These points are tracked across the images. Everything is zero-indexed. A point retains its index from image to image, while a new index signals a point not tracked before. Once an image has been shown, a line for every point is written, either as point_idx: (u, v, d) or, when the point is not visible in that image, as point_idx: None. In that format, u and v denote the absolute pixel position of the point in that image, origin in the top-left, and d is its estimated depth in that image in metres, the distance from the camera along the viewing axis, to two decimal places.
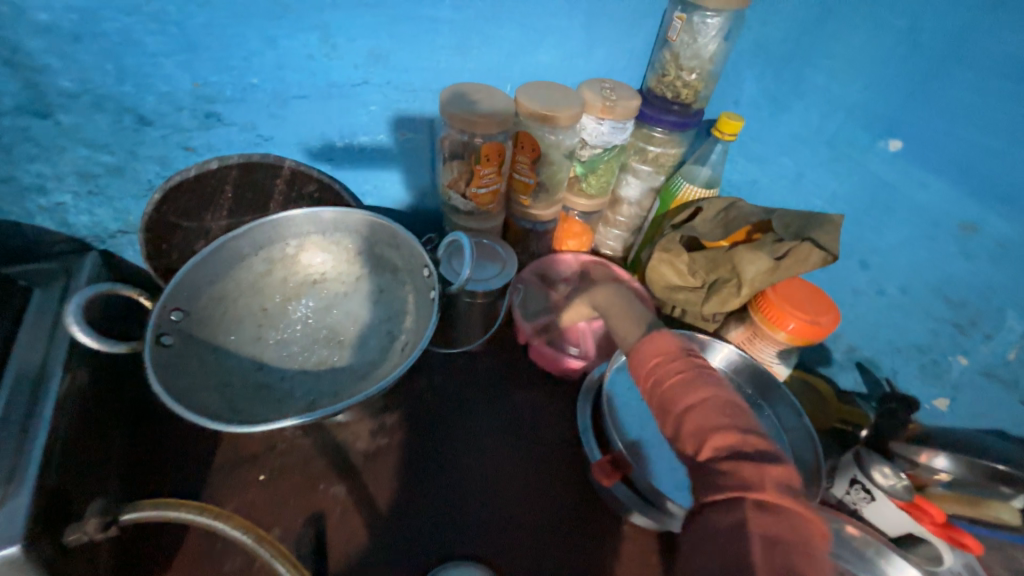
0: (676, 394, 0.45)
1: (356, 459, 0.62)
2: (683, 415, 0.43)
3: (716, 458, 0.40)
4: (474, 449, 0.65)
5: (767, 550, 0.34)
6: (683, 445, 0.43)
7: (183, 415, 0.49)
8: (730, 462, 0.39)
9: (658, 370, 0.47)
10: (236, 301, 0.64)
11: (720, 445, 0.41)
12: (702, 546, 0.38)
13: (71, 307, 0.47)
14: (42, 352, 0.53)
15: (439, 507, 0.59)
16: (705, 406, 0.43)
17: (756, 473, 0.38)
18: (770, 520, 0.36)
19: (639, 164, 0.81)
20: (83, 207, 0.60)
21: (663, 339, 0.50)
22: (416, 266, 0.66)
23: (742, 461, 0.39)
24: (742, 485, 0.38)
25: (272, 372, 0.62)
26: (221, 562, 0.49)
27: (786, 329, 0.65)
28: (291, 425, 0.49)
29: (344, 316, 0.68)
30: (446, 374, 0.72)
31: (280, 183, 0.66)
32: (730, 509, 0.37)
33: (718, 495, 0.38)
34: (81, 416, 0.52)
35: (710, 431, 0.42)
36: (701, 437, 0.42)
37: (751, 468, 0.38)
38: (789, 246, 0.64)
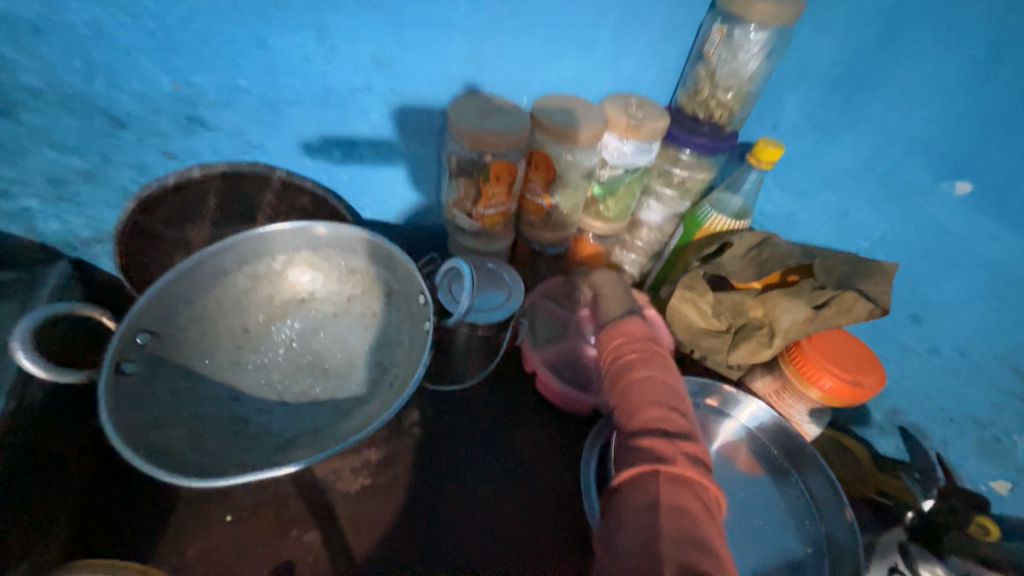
0: (625, 369, 0.54)
1: (334, 502, 0.56)
2: (627, 388, 0.52)
3: (641, 427, 0.48)
4: (463, 499, 0.59)
5: (671, 515, 0.41)
6: (623, 415, 0.51)
7: (131, 459, 0.43)
8: (648, 437, 0.47)
9: (618, 346, 0.56)
10: (215, 322, 0.59)
11: (646, 419, 0.49)
12: (623, 517, 0.43)
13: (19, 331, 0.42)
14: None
15: (423, 562, 0.53)
16: (648, 382, 0.52)
17: (669, 450, 0.45)
18: (672, 490, 0.43)
19: (662, 188, 0.74)
20: (53, 212, 0.56)
21: (637, 321, 0.58)
22: (411, 292, 0.60)
23: (658, 437, 0.47)
24: (658, 460, 0.45)
25: (248, 403, 0.56)
26: None
27: (820, 387, 0.57)
28: (261, 476, 0.44)
29: (332, 341, 0.63)
30: (440, 408, 0.66)
31: (269, 195, 0.61)
32: (644, 482, 0.44)
33: (634, 470, 0.45)
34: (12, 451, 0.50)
35: (647, 405, 0.50)
36: (635, 411, 0.50)
37: (665, 445, 0.46)
38: (830, 296, 0.56)
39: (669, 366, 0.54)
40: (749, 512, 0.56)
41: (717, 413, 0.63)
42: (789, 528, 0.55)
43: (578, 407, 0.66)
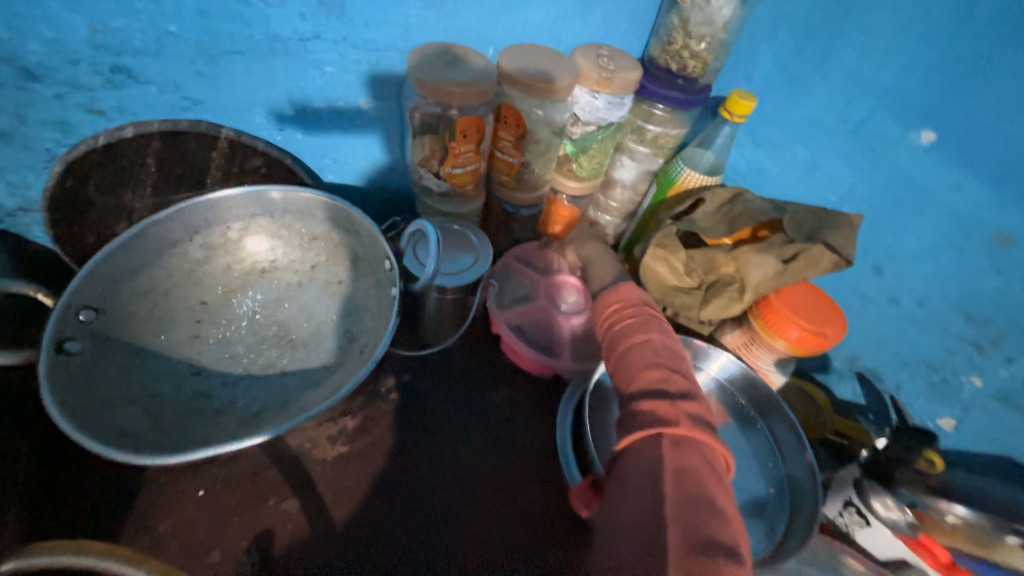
0: (624, 335, 0.54)
1: (312, 470, 0.56)
2: (628, 353, 0.52)
3: (642, 391, 0.48)
4: (443, 460, 0.59)
5: (675, 476, 0.40)
6: (624, 380, 0.51)
7: (82, 442, 0.42)
8: (650, 400, 0.47)
9: (615, 313, 0.57)
10: (167, 295, 0.56)
11: (647, 382, 0.49)
12: (624, 482, 0.42)
13: None
14: None
15: (404, 524, 0.54)
16: (648, 348, 0.52)
17: (673, 413, 0.45)
18: (675, 452, 0.42)
19: (636, 144, 0.72)
20: None
21: (632, 290, 0.59)
22: (378, 257, 0.58)
23: (661, 399, 0.46)
24: (660, 422, 0.44)
25: (211, 377, 0.54)
26: None
27: (785, 339, 0.59)
28: (220, 453, 0.42)
29: (297, 311, 0.61)
30: (416, 372, 0.66)
31: (217, 158, 0.56)
32: (649, 446, 0.43)
33: (637, 433, 0.44)
34: None
35: (648, 369, 0.50)
36: (636, 376, 0.50)
37: (669, 407, 0.45)
38: (799, 249, 0.57)
39: (667, 332, 0.54)
40: None
41: None
42: (754, 471, 0.58)
43: (539, 369, 0.67)
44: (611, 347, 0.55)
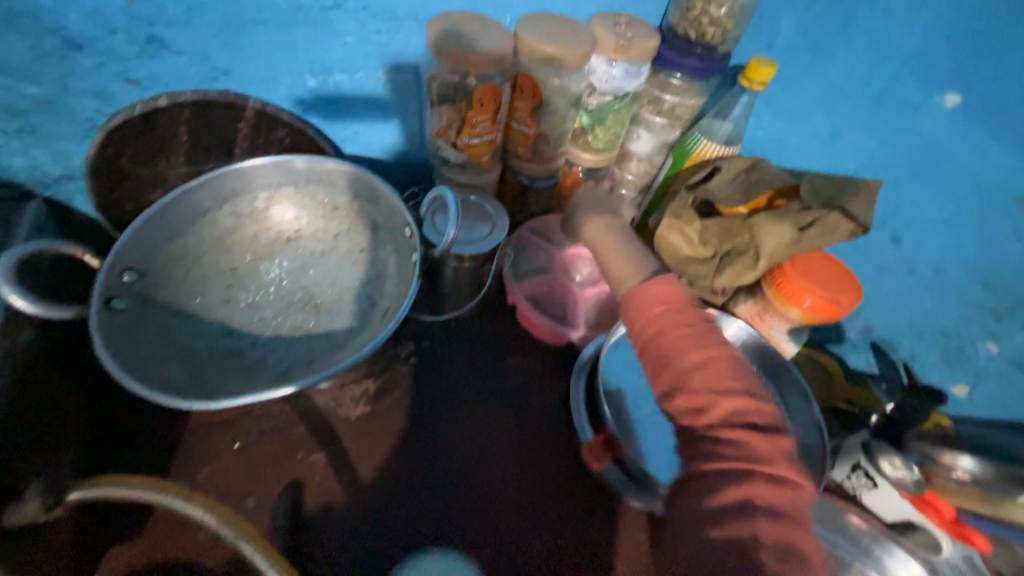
0: (679, 348, 0.45)
1: (337, 428, 0.59)
2: (689, 380, 0.43)
3: (721, 419, 0.41)
4: (459, 422, 0.62)
5: (770, 524, 0.35)
6: (690, 414, 0.42)
7: (128, 386, 0.45)
8: (734, 429, 0.40)
9: (659, 319, 0.47)
10: (200, 260, 0.59)
11: (725, 408, 0.41)
12: (699, 513, 0.37)
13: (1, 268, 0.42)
14: None
15: (423, 479, 0.57)
16: (702, 361, 0.43)
17: (764, 448, 0.39)
18: (776, 492, 0.37)
19: (652, 115, 0.72)
20: (16, 146, 0.52)
21: (669, 288, 0.50)
22: (397, 224, 0.61)
23: (751, 432, 0.40)
24: (748, 457, 0.38)
25: (242, 337, 0.57)
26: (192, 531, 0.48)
27: (799, 306, 0.59)
28: (257, 400, 0.46)
29: (321, 278, 0.63)
30: (433, 339, 0.68)
31: (244, 128, 0.58)
32: (736, 485, 0.37)
33: (724, 466, 0.38)
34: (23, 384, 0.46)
35: (721, 396, 0.42)
36: (705, 407, 0.41)
37: (761, 442, 0.39)
38: (815, 218, 0.57)
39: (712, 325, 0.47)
40: None
41: None
42: None
43: (553, 337, 0.69)
44: (659, 368, 0.45)
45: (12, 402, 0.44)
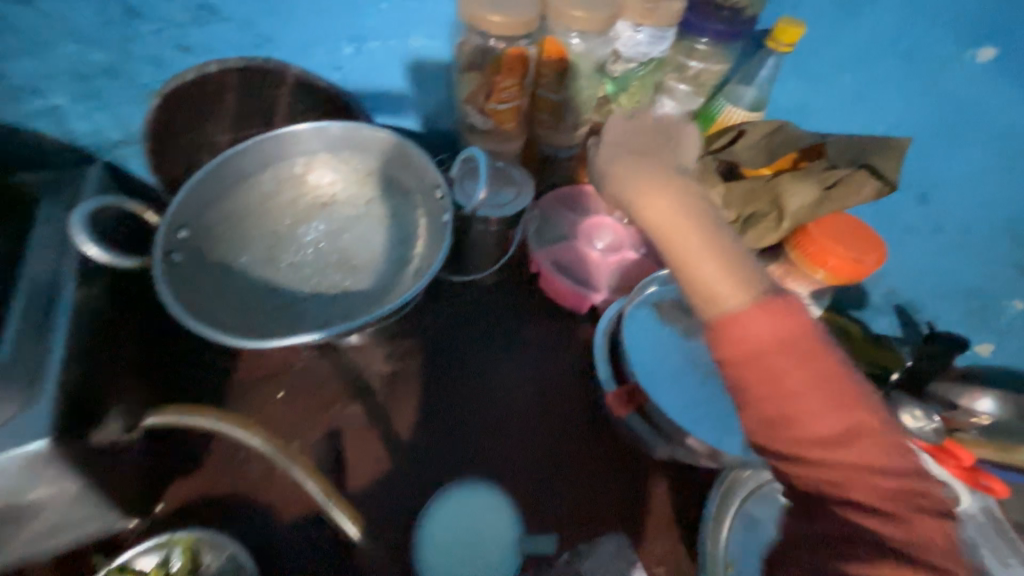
0: (811, 406, 0.34)
1: (372, 381, 0.63)
2: (814, 452, 0.34)
3: (861, 494, 0.33)
4: (486, 377, 0.65)
5: None
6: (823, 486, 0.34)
7: (192, 327, 0.49)
8: (879, 510, 0.33)
9: (785, 371, 0.35)
10: (245, 222, 0.62)
11: (866, 483, 0.34)
12: None
13: (77, 217, 0.46)
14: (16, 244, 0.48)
15: (453, 429, 0.60)
16: (826, 418, 0.34)
17: (920, 539, 0.32)
18: None
19: (676, 83, 0.71)
20: (82, 110, 0.55)
21: (769, 321, 0.36)
22: (428, 186, 0.64)
23: (900, 512, 0.33)
24: (900, 549, 0.32)
25: (285, 293, 0.60)
26: (245, 466, 0.53)
27: (824, 269, 0.61)
28: (308, 339, 0.50)
29: (356, 241, 0.65)
30: (457, 303, 0.71)
31: (285, 94, 0.61)
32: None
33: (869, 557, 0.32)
34: (105, 316, 0.47)
35: (873, 475, 0.33)
36: (842, 484, 0.34)
37: (916, 525, 0.32)
38: (839, 177, 0.58)
39: (832, 346, 0.36)
40: None
41: None
42: None
43: (575, 301, 0.70)
44: (774, 436, 0.35)
45: (100, 327, 0.46)
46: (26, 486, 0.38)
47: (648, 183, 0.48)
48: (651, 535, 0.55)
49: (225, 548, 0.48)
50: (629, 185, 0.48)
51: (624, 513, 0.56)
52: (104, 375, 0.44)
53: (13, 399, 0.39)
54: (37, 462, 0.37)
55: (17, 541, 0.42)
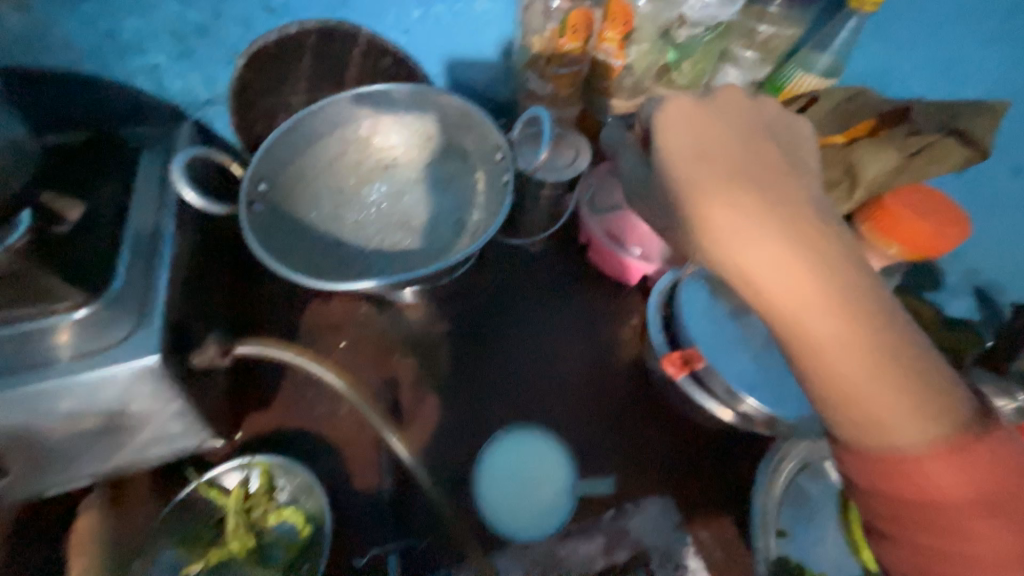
0: None
1: (429, 336, 0.65)
2: None
3: None
4: (535, 339, 0.66)
5: None
6: None
7: (273, 269, 0.53)
8: None
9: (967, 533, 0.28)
10: (315, 180, 0.66)
11: None
12: None
13: (176, 164, 0.51)
14: (122, 188, 0.52)
15: (505, 388, 0.62)
16: None
17: None
18: None
19: (743, 50, 0.68)
20: (177, 70, 0.58)
21: (956, 469, 0.29)
22: (489, 149, 0.65)
23: None
24: None
25: (351, 248, 0.64)
26: (313, 407, 0.57)
27: (898, 243, 0.58)
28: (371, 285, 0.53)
29: (416, 203, 0.68)
30: (508, 268, 0.72)
31: (357, 56, 0.64)
32: None
33: None
34: (196, 257, 0.53)
35: None
36: None
37: None
38: (924, 143, 0.55)
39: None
40: None
41: None
42: None
43: (625, 274, 0.71)
44: None
45: (192, 268, 0.51)
46: (138, 399, 0.44)
47: (769, 254, 0.33)
48: (697, 499, 0.56)
49: (297, 474, 0.52)
50: (749, 262, 0.33)
51: (670, 476, 0.57)
52: (190, 307, 0.49)
53: (129, 320, 0.43)
54: (143, 375, 0.42)
55: (123, 452, 0.48)
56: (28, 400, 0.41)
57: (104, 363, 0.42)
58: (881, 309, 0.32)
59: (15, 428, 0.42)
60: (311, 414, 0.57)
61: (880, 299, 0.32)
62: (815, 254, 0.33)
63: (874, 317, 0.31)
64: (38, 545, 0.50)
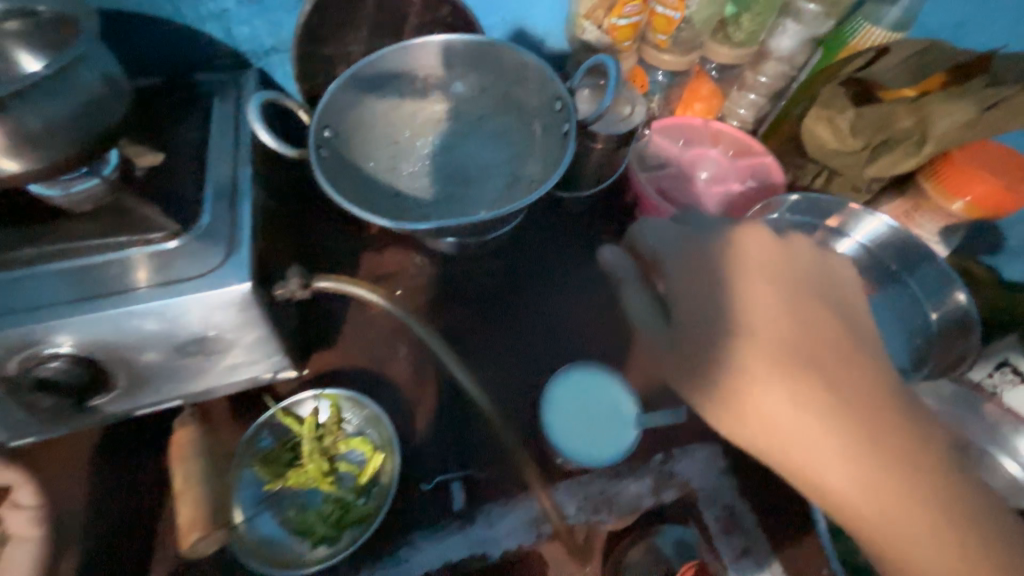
0: None
1: (481, 286, 0.67)
2: None
3: None
4: (584, 292, 0.68)
5: None
6: None
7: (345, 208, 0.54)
8: None
9: None
10: (372, 130, 0.66)
11: None
12: None
13: (251, 108, 0.52)
14: (200, 132, 0.54)
15: (555, 338, 0.64)
16: None
17: None
18: None
19: (805, 4, 0.69)
20: (244, 16, 0.59)
21: None
22: (547, 100, 0.64)
23: None
24: None
25: (408, 198, 0.65)
26: (372, 349, 0.60)
27: (966, 200, 0.57)
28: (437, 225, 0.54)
29: (469, 156, 0.68)
30: (554, 225, 0.74)
31: (416, 5, 0.63)
32: None
33: None
34: (269, 198, 0.54)
35: None
36: None
37: None
38: (1003, 97, 0.53)
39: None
40: None
41: (834, 234, 0.65)
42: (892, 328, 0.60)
43: None
44: None
45: (268, 207, 0.53)
46: (224, 325, 0.46)
47: (795, 403, 0.39)
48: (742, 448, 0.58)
49: (363, 408, 0.55)
50: (774, 407, 0.39)
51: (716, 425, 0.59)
52: (269, 243, 0.51)
53: (220, 249, 0.46)
54: (236, 301, 0.45)
55: (209, 377, 0.51)
56: (132, 321, 0.43)
57: (198, 288, 0.44)
58: (886, 440, 0.39)
59: (114, 347, 0.44)
60: (371, 355, 0.60)
61: (899, 442, 0.39)
62: (836, 395, 0.39)
63: (893, 463, 0.38)
64: (132, 458, 0.55)
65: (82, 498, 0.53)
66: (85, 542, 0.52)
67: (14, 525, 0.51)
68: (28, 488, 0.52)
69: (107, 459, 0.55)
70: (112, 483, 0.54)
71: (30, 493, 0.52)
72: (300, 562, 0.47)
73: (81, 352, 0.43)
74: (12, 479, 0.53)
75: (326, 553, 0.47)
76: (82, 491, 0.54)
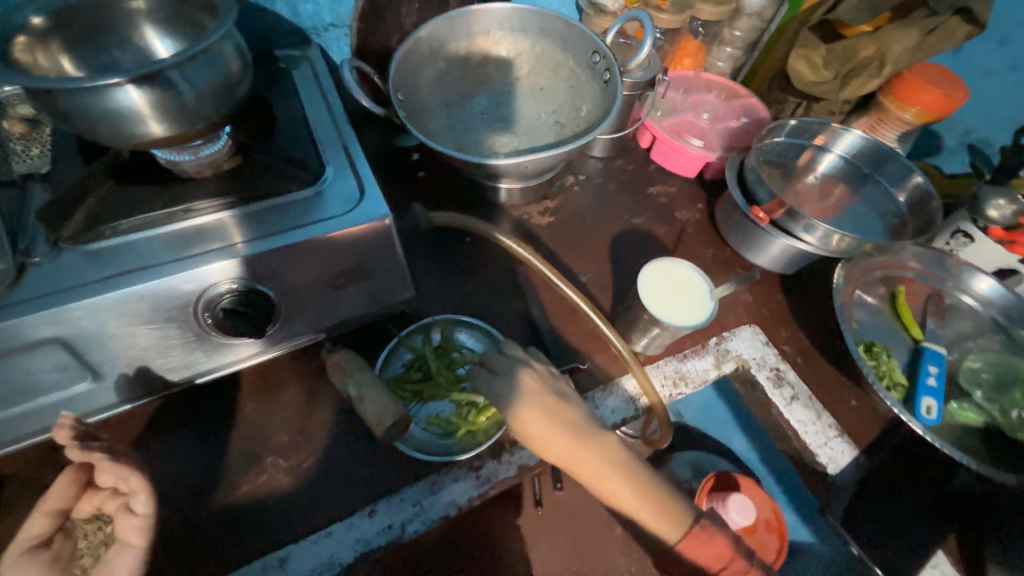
0: (865, 512, 0.61)
1: (535, 231, 0.76)
2: (877, 511, 0.61)
3: (920, 524, 0.60)
4: (624, 222, 0.80)
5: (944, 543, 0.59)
6: (891, 508, 0.61)
7: (439, 148, 0.62)
8: (920, 527, 0.60)
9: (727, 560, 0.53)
10: (426, 95, 0.75)
11: (912, 528, 0.60)
12: (900, 533, 0.60)
13: (355, 87, 0.61)
14: (296, 101, 0.60)
15: (611, 258, 0.75)
16: (862, 504, 0.61)
17: (939, 529, 0.60)
18: (956, 541, 0.60)
19: None
20: None
21: (702, 548, 0.52)
22: (584, 55, 0.75)
23: (932, 527, 0.60)
24: (934, 525, 0.60)
25: (468, 149, 0.72)
26: (465, 281, 0.69)
27: (917, 108, 0.73)
28: (509, 161, 0.62)
29: (514, 111, 0.77)
30: (587, 171, 0.86)
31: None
32: (921, 536, 0.60)
33: (917, 536, 0.60)
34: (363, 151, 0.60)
35: (914, 505, 0.61)
36: (903, 518, 0.61)
37: (944, 528, 0.60)
38: (937, 23, 0.68)
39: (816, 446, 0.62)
40: (848, 207, 0.77)
41: (820, 151, 0.81)
42: (874, 215, 0.76)
43: (689, 164, 0.84)
44: (854, 511, 0.61)
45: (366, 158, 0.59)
46: (364, 255, 0.54)
47: (546, 425, 0.51)
48: (777, 328, 0.71)
49: (472, 328, 0.64)
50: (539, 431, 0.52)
51: (753, 308, 0.72)
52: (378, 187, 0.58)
53: (355, 195, 0.53)
54: (379, 234, 0.53)
55: (340, 311, 0.56)
56: (292, 255, 0.50)
57: (344, 221, 0.51)
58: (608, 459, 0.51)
59: (269, 281, 0.50)
60: (464, 284, 0.69)
61: (620, 458, 0.52)
62: (574, 433, 0.51)
63: (619, 464, 0.51)
64: (244, 417, 0.56)
65: (188, 469, 0.53)
66: (170, 539, 0.49)
67: (122, 533, 0.45)
68: (142, 496, 0.46)
69: (206, 434, 0.55)
70: (217, 454, 0.54)
71: (144, 501, 0.46)
72: (451, 451, 0.57)
73: (245, 285, 0.49)
74: (128, 486, 0.46)
75: (472, 441, 0.57)
76: (190, 460, 0.53)
